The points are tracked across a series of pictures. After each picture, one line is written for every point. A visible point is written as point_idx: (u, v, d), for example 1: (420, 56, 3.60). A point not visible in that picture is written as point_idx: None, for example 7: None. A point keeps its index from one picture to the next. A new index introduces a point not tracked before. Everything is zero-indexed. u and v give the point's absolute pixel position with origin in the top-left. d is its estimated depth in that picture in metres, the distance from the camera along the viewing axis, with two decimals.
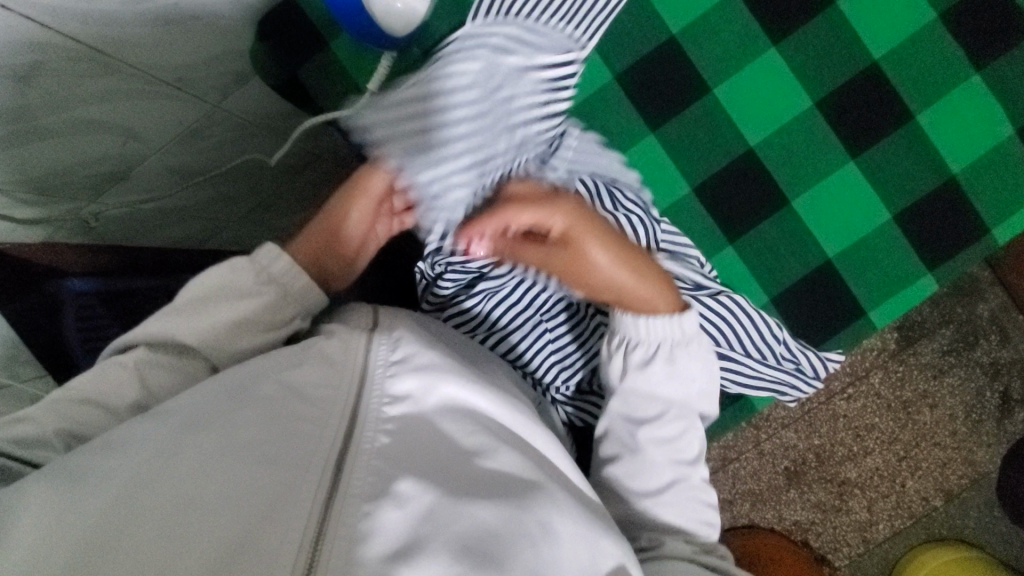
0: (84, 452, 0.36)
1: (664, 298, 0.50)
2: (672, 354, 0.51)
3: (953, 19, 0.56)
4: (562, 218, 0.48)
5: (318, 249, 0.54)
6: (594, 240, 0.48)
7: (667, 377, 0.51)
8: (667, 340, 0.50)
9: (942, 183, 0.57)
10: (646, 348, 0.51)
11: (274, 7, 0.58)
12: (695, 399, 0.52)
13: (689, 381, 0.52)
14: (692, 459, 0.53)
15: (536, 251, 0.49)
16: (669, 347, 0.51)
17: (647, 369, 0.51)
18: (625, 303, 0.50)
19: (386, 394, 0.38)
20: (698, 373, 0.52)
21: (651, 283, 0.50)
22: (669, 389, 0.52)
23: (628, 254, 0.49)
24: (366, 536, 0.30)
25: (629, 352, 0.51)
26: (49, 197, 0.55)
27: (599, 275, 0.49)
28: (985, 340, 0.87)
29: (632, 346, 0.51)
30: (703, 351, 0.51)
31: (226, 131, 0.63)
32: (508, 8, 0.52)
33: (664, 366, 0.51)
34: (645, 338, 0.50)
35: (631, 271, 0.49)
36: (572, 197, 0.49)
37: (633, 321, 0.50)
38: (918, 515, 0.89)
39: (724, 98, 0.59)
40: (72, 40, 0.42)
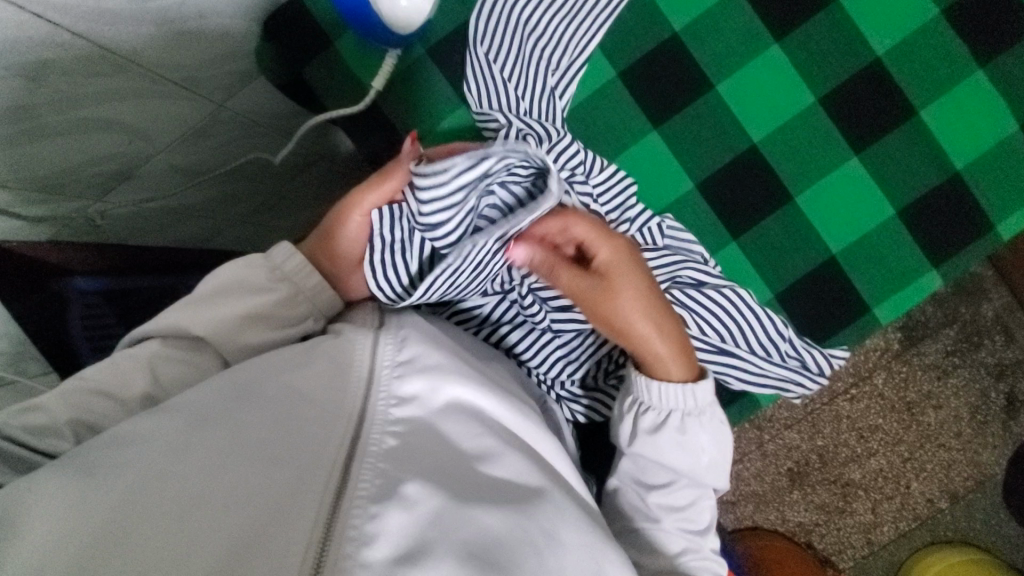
0: (91, 447, 0.36)
1: (687, 370, 0.50)
2: (683, 424, 0.50)
3: (955, 16, 0.56)
4: (613, 248, 0.48)
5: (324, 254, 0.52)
6: (635, 284, 0.48)
7: (679, 446, 0.51)
8: (679, 408, 0.50)
9: (946, 180, 0.57)
10: (657, 414, 0.50)
11: (282, 7, 0.60)
12: (704, 471, 0.52)
13: (698, 453, 0.51)
14: (700, 528, 0.53)
15: (577, 275, 0.48)
16: (679, 417, 0.50)
17: (658, 436, 0.50)
18: (648, 359, 0.49)
19: (392, 395, 0.38)
20: (708, 444, 0.51)
21: (676, 347, 0.49)
22: (679, 460, 0.51)
23: (662, 304, 0.49)
24: (373, 538, 0.30)
25: (640, 416, 0.50)
26: (56, 196, 0.56)
27: (631, 316, 0.48)
28: (990, 340, 0.86)
29: (643, 410, 0.50)
30: (713, 422, 0.51)
31: (233, 130, 0.65)
32: (507, 11, 0.54)
33: (675, 436, 0.50)
34: (656, 403, 0.50)
35: (659, 327, 0.48)
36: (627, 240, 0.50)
37: (647, 385, 0.50)
38: (923, 517, 0.88)
39: (727, 95, 0.59)
40: (81, 39, 0.42)
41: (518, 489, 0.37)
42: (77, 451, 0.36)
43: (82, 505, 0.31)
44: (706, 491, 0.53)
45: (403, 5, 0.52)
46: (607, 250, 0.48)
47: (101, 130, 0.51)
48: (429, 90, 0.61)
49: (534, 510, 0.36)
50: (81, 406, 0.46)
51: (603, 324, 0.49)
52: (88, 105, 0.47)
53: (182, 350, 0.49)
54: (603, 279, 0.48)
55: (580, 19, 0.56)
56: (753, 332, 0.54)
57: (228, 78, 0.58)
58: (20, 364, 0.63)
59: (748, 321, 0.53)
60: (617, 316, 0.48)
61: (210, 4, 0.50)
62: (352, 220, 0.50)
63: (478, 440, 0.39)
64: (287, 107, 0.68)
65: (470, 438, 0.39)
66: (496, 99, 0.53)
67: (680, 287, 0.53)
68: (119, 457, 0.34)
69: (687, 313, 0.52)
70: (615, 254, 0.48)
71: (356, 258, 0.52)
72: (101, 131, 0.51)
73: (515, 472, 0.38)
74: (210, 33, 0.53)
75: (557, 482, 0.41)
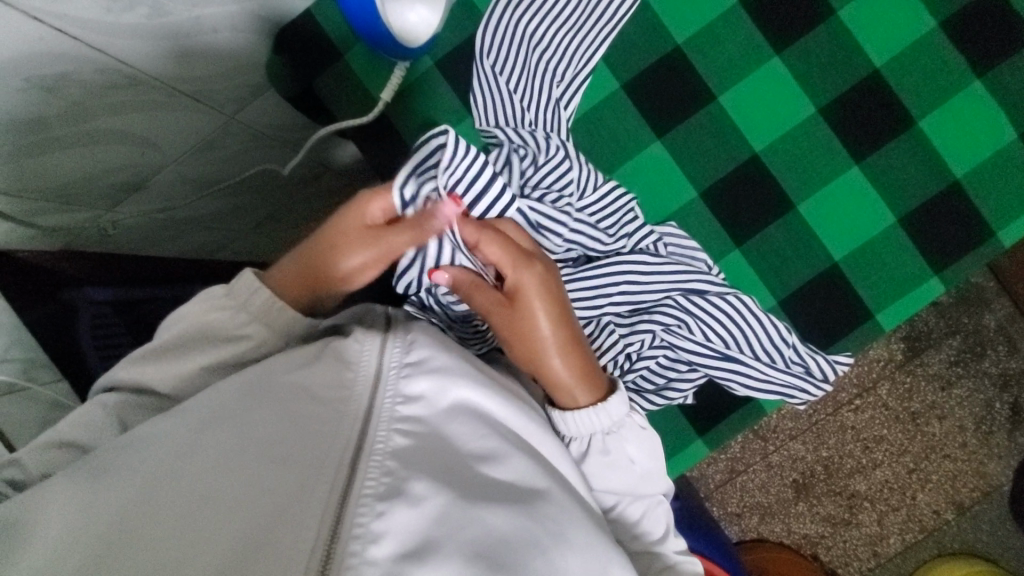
0: (103, 451, 0.36)
1: (593, 394, 0.48)
2: (606, 445, 0.48)
3: (951, 27, 0.58)
4: (523, 272, 0.45)
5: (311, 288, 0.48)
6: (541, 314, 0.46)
7: (609, 468, 0.49)
8: (597, 431, 0.48)
9: (946, 188, 0.58)
10: (580, 441, 0.49)
11: (293, 23, 0.61)
12: (640, 484, 0.50)
13: (629, 468, 0.49)
14: (660, 537, 0.51)
15: (485, 294, 0.46)
16: (601, 439, 0.48)
17: (585, 465, 0.49)
18: (555, 392, 0.48)
19: (399, 394, 0.38)
20: (638, 454, 0.49)
21: (578, 375, 0.47)
22: (614, 481, 0.49)
23: (573, 335, 0.47)
24: (380, 536, 0.31)
25: (566, 445, 0.50)
26: (69, 206, 0.57)
27: (534, 346, 0.46)
28: (994, 350, 0.86)
29: (567, 439, 0.49)
30: (636, 432, 0.49)
31: (242, 142, 0.65)
32: (514, 26, 0.55)
33: (600, 460, 0.48)
34: (575, 433, 0.48)
35: (565, 364, 0.47)
36: (546, 265, 0.47)
37: (562, 418, 0.48)
38: (929, 529, 0.88)
39: (729, 106, 0.60)
40: (101, 54, 0.43)
41: (521, 490, 0.37)
42: (91, 454, 0.37)
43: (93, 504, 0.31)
44: (656, 499, 0.52)
45: (412, 17, 0.55)
46: (526, 276, 0.45)
47: (115, 140, 0.52)
48: (436, 101, 0.62)
49: (540, 513, 0.36)
50: (94, 409, 0.46)
51: (509, 347, 0.47)
52: (103, 116, 0.48)
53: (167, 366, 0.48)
54: (511, 305, 0.46)
55: (585, 31, 0.57)
56: (756, 337, 0.54)
57: (239, 90, 0.59)
58: (31, 371, 0.63)
59: (752, 326, 0.54)
60: (520, 343, 0.46)
61: (225, 18, 0.52)
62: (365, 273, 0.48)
63: (483, 441, 0.39)
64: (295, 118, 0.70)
65: (475, 439, 0.39)
66: (501, 111, 0.55)
67: (683, 292, 0.54)
68: (134, 457, 0.34)
69: (690, 318, 0.53)
70: (530, 284, 0.45)
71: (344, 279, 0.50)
72: (115, 142, 0.52)
73: (518, 474, 0.38)
74: (223, 46, 0.54)
75: (562, 485, 0.41)
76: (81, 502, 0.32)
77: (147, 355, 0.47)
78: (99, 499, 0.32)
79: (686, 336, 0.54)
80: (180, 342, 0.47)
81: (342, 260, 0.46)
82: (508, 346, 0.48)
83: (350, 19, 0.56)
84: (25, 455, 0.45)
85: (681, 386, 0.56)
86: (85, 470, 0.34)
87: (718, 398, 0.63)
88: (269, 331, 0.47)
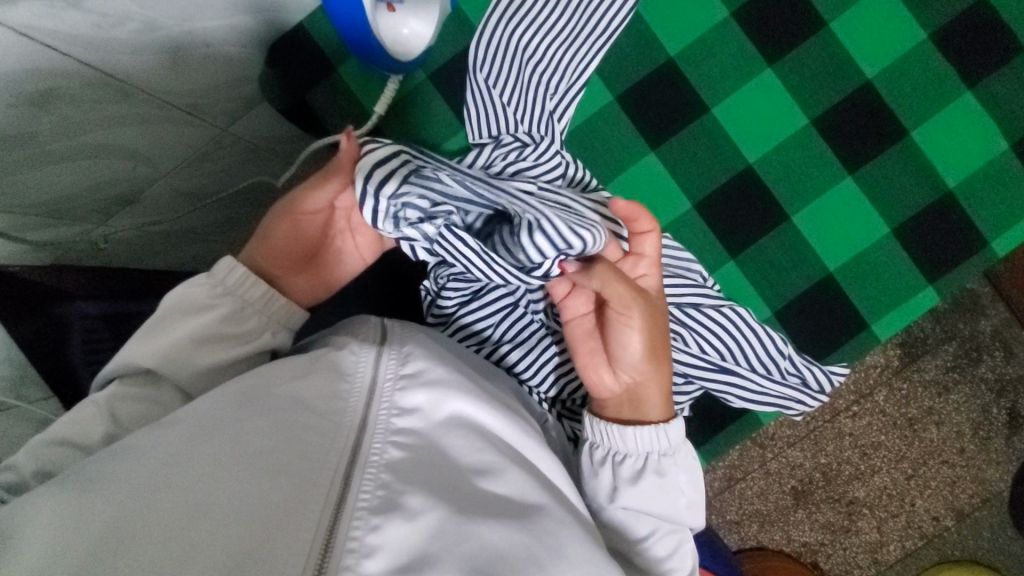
0: (88, 467, 0.35)
1: (664, 410, 0.49)
2: (661, 466, 0.49)
3: (942, 39, 0.58)
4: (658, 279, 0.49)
5: (273, 257, 0.52)
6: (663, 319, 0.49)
7: (659, 492, 0.48)
8: (654, 450, 0.49)
9: (939, 197, 0.58)
10: (634, 461, 0.48)
11: (286, 34, 0.62)
12: (683, 512, 0.49)
13: (677, 496, 0.49)
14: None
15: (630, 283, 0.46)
16: (656, 459, 0.49)
17: (638, 485, 0.48)
18: (638, 400, 0.49)
19: (395, 406, 0.38)
20: (686, 485, 0.49)
21: (665, 386, 0.49)
22: (659, 507, 0.49)
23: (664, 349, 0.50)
24: (374, 551, 0.31)
25: (617, 465, 0.49)
26: (62, 221, 0.55)
27: (653, 345, 0.48)
28: (989, 356, 0.86)
29: (619, 458, 0.49)
30: (689, 461, 0.50)
31: (235, 154, 0.66)
32: (508, 39, 0.55)
33: (654, 480, 0.48)
34: (632, 450, 0.48)
35: (659, 374, 0.49)
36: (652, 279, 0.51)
37: (621, 432, 0.48)
38: (929, 536, 0.88)
39: (723, 117, 0.60)
40: (93, 69, 0.43)
41: (517, 505, 0.37)
42: (77, 466, 0.36)
43: (78, 522, 0.31)
44: (684, 532, 0.50)
45: (405, 32, 0.57)
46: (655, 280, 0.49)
47: (106, 154, 0.51)
48: (431, 113, 0.62)
49: (537, 527, 0.36)
50: (82, 423, 0.45)
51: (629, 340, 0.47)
52: (95, 131, 0.48)
53: (157, 382, 0.47)
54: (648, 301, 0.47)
55: (578, 44, 0.57)
56: (753, 349, 0.54)
57: (233, 102, 0.60)
58: (21, 389, 0.63)
59: (748, 337, 0.54)
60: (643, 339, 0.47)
61: (218, 31, 0.52)
62: (313, 235, 0.53)
63: (480, 454, 0.38)
64: (289, 132, 0.70)
65: (472, 452, 0.38)
66: (493, 125, 0.54)
67: (678, 305, 0.54)
68: (119, 469, 0.34)
69: (684, 331, 0.54)
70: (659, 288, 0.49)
71: (303, 260, 0.53)
72: (109, 156, 0.51)
73: (517, 489, 0.38)
74: (216, 59, 0.54)
75: (561, 500, 0.40)
76: (61, 516, 0.31)
77: (138, 371, 0.47)
78: (81, 514, 0.31)
79: (681, 347, 0.54)
80: (171, 356, 0.46)
81: (301, 226, 0.52)
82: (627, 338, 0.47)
83: (343, 34, 0.56)
84: (7, 473, 0.44)
85: (678, 399, 0.56)
86: (70, 481, 0.34)
87: (714, 409, 0.63)
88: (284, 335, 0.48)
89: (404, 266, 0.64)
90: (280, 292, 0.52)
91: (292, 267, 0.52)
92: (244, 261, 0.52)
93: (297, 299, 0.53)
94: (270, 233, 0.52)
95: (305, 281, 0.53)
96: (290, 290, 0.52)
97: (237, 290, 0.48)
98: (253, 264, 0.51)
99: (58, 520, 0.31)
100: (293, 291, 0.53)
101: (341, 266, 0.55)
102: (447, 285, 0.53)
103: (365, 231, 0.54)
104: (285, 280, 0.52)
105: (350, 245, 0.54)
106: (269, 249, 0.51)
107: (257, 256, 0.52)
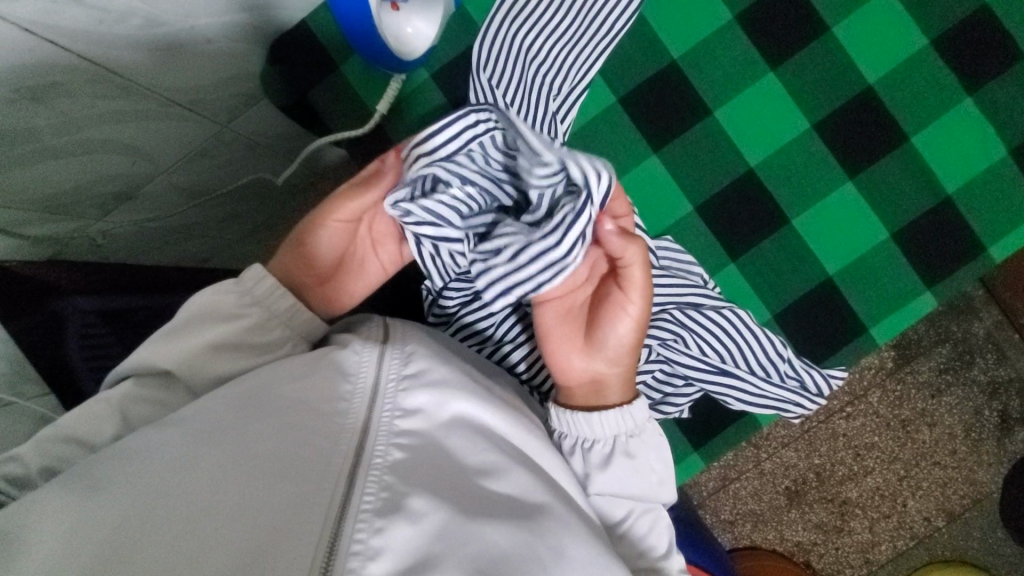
0: (88, 467, 0.35)
1: (625, 393, 0.49)
2: (629, 448, 0.49)
3: (942, 46, 0.58)
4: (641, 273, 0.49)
5: (297, 265, 0.52)
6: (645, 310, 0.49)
7: (630, 473, 0.49)
8: (621, 433, 0.48)
9: (938, 202, 0.59)
10: (603, 445, 0.49)
11: (288, 34, 0.63)
12: (656, 490, 0.50)
13: (648, 474, 0.49)
14: (664, 552, 0.50)
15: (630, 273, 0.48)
16: (624, 440, 0.49)
17: (609, 469, 0.48)
18: (609, 384, 0.49)
19: (397, 408, 0.38)
20: (656, 463, 0.49)
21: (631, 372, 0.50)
22: (630, 488, 0.49)
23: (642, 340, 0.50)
24: (378, 553, 0.31)
25: (586, 452, 0.49)
26: (61, 217, 0.55)
27: (637, 337, 0.48)
28: (982, 359, 0.87)
29: (588, 445, 0.49)
30: (656, 437, 0.50)
31: (235, 150, 0.66)
32: (514, 39, 0.55)
33: (624, 463, 0.48)
34: (599, 435, 0.48)
35: (631, 363, 0.49)
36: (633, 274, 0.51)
37: (587, 419, 0.48)
38: (920, 536, 0.88)
39: (725, 120, 0.60)
40: (93, 64, 0.42)
41: (520, 507, 0.37)
42: (78, 467, 0.36)
43: (80, 522, 0.31)
44: (659, 510, 0.51)
45: (409, 31, 0.57)
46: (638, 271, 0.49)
47: (106, 151, 0.50)
48: (433, 112, 0.63)
49: (539, 528, 0.36)
50: (84, 421, 0.45)
51: (624, 325, 0.47)
52: (96, 127, 0.47)
53: (155, 382, 0.47)
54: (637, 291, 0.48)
55: (581, 45, 0.57)
56: (753, 351, 0.55)
57: (233, 99, 0.59)
58: (20, 386, 0.62)
59: (747, 340, 0.54)
60: (634, 329, 0.47)
61: (219, 28, 0.52)
62: (329, 238, 0.51)
63: (482, 456, 0.38)
64: (289, 128, 0.70)
65: (474, 454, 0.38)
66: None
67: (679, 307, 0.54)
68: (121, 471, 0.33)
69: (687, 333, 0.53)
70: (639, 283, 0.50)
71: (330, 270, 0.53)
72: (108, 153, 0.51)
73: (519, 490, 0.38)
74: (216, 55, 0.54)
75: (564, 501, 0.40)
76: (63, 518, 0.31)
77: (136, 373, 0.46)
78: (83, 516, 0.31)
79: (682, 350, 0.54)
80: (171, 357, 0.46)
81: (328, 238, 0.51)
82: (621, 324, 0.47)
83: (346, 33, 0.56)
84: (7, 472, 0.44)
85: (679, 400, 0.56)
86: (70, 482, 0.34)
87: (713, 411, 0.63)
88: (285, 334, 0.49)
89: (407, 266, 0.64)
90: (310, 307, 0.52)
91: (318, 277, 0.53)
92: (277, 272, 0.52)
93: (319, 310, 0.53)
94: (299, 243, 0.52)
95: (330, 292, 0.53)
96: (313, 302, 0.53)
97: (239, 290, 0.48)
98: (283, 274, 0.52)
99: (60, 523, 0.31)
100: (320, 304, 0.53)
101: (363, 279, 0.55)
102: (448, 287, 0.52)
103: (389, 246, 0.55)
104: (312, 291, 0.52)
105: (378, 257, 0.55)
106: (295, 261, 0.52)
107: (291, 269, 0.52)
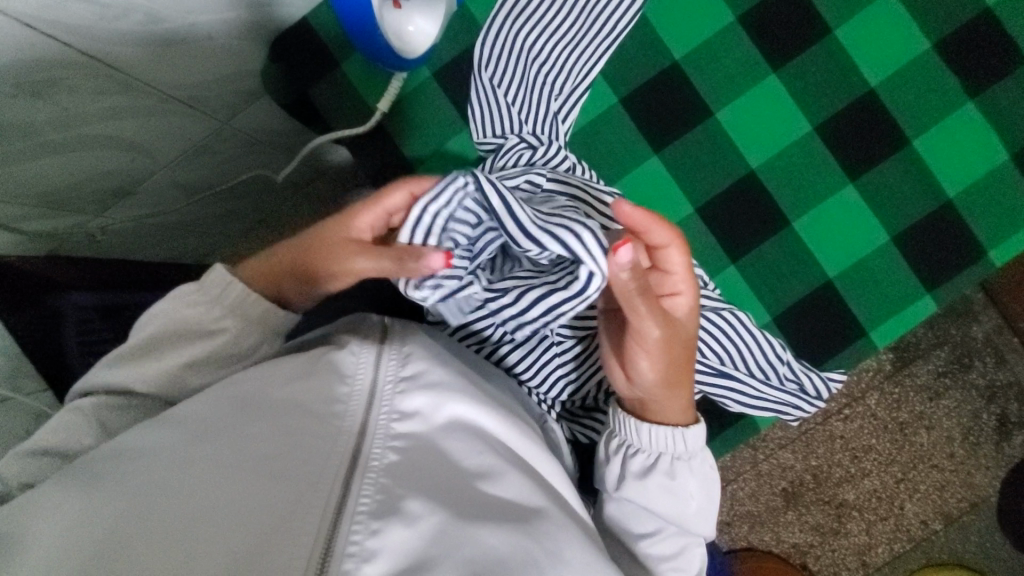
0: (85, 465, 0.35)
1: (674, 418, 0.50)
2: (672, 468, 0.49)
3: (944, 49, 0.58)
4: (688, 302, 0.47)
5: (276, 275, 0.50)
6: (684, 344, 0.47)
7: (668, 492, 0.49)
8: (668, 452, 0.49)
9: (939, 206, 0.59)
10: (646, 456, 0.49)
11: (289, 31, 0.63)
12: (693, 518, 0.49)
13: (687, 500, 0.49)
14: None
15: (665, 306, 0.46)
16: (670, 460, 0.49)
17: (646, 480, 0.49)
18: (649, 410, 0.49)
19: (395, 410, 0.38)
20: (697, 491, 0.50)
21: (679, 401, 0.49)
22: (666, 508, 0.49)
23: (687, 371, 0.48)
24: (374, 554, 0.30)
25: (628, 458, 0.50)
26: (59, 213, 0.54)
27: (667, 372, 0.47)
28: (980, 362, 0.87)
29: (632, 452, 0.49)
30: (704, 467, 0.50)
31: (235, 148, 0.65)
32: (518, 41, 0.56)
33: (664, 480, 0.49)
34: (646, 445, 0.49)
35: (671, 393, 0.48)
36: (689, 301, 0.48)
37: (637, 428, 0.49)
38: (917, 539, 0.89)
39: (726, 122, 0.60)
40: (94, 60, 0.42)
41: (517, 509, 0.37)
42: (76, 465, 0.36)
43: (76, 521, 0.31)
44: (693, 539, 0.50)
45: (411, 29, 0.57)
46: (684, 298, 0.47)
47: (106, 146, 0.50)
48: (434, 111, 0.63)
49: (535, 530, 0.36)
50: (83, 418, 0.45)
51: (652, 363, 0.46)
52: (96, 123, 0.47)
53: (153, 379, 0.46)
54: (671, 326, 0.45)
55: (583, 45, 0.58)
56: (752, 354, 0.55)
57: (234, 96, 0.59)
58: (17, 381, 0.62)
59: (746, 342, 0.55)
60: (662, 366, 0.46)
61: (220, 25, 0.51)
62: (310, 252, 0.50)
63: (479, 458, 0.38)
64: (290, 125, 0.70)
65: (471, 455, 0.38)
66: (500, 125, 0.55)
67: None
68: (118, 469, 0.33)
69: None
70: (691, 312, 0.48)
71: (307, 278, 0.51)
72: (108, 149, 0.51)
73: (516, 492, 0.38)
74: (216, 53, 0.54)
75: (560, 503, 0.40)
76: (60, 516, 0.31)
77: (134, 371, 0.46)
78: (79, 515, 0.31)
79: None
80: (170, 355, 0.46)
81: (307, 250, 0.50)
82: (650, 361, 0.46)
83: (349, 31, 0.56)
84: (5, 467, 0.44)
85: None
86: (68, 480, 0.34)
87: (711, 413, 0.63)
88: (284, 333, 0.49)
89: None
90: (284, 308, 0.50)
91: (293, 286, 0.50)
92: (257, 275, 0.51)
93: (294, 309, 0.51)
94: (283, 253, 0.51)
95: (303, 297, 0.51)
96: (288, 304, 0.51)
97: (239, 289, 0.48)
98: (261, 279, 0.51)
99: (57, 521, 0.31)
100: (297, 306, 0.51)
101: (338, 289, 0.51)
102: None
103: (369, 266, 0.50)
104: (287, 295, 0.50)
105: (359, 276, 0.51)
106: (277, 268, 0.50)
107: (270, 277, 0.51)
